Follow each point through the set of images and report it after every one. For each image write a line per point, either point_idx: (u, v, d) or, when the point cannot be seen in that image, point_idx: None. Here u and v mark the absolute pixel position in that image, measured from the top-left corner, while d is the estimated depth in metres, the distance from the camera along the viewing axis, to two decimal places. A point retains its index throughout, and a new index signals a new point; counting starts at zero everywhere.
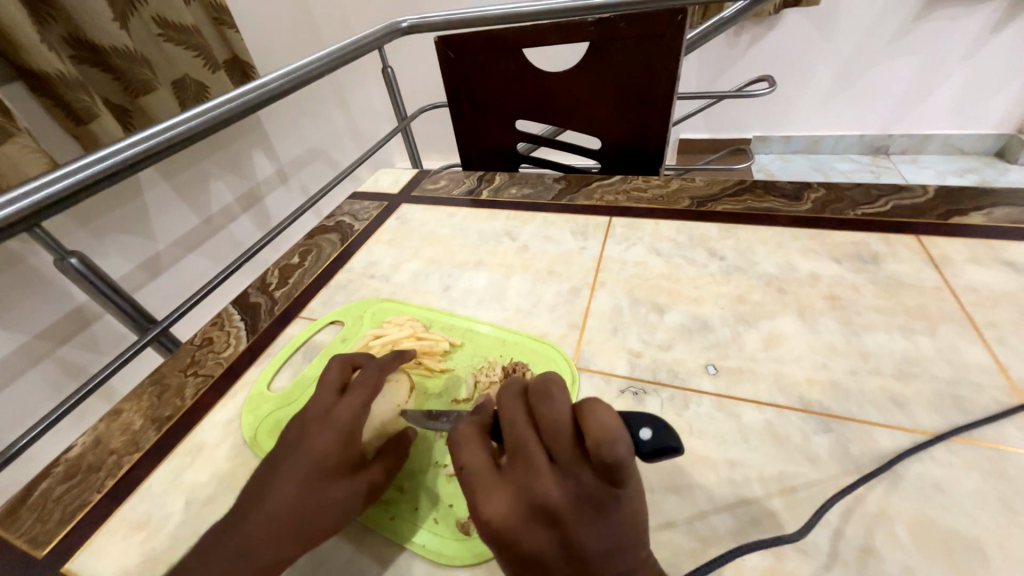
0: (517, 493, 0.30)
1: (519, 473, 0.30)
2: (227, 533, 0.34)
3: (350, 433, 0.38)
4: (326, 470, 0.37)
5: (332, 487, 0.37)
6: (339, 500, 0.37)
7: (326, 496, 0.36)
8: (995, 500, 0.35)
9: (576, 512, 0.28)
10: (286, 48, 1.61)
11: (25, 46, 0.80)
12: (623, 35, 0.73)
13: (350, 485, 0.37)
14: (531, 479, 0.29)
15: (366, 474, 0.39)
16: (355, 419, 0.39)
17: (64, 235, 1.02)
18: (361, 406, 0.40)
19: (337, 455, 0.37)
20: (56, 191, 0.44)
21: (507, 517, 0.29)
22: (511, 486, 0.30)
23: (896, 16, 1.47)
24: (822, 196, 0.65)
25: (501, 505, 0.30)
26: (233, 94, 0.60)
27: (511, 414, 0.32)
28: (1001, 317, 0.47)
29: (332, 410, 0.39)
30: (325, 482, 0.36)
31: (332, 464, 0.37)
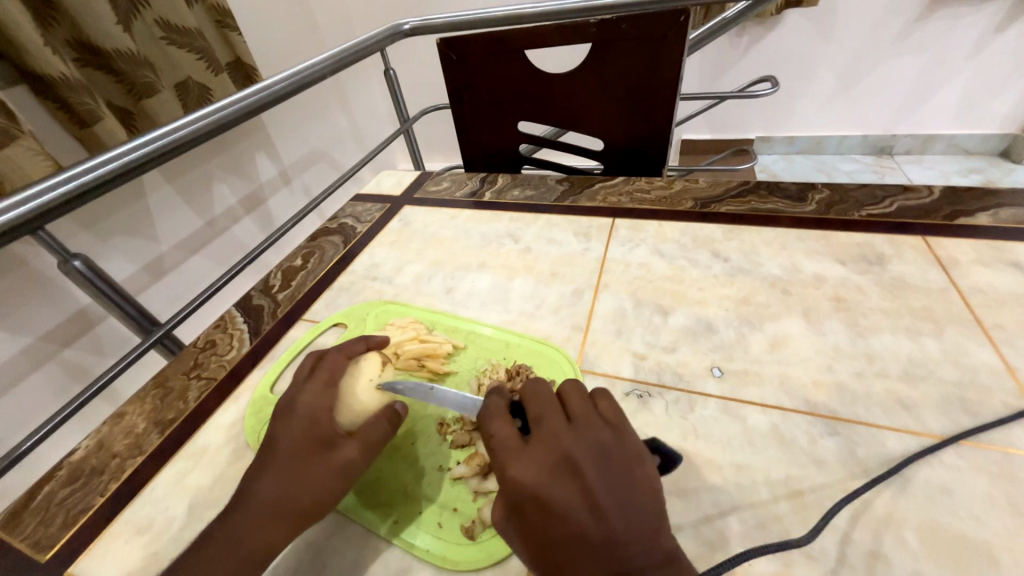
0: (545, 450, 0.33)
1: (547, 434, 0.34)
2: (216, 524, 0.36)
3: (314, 416, 0.39)
4: (295, 453, 0.37)
5: (302, 470, 0.36)
6: (314, 480, 0.36)
7: (300, 479, 0.36)
8: (1004, 503, 0.34)
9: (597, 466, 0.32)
10: (288, 51, 1.61)
11: (29, 50, 0.80)
12: (625, 36, 0.72)
13: (321, 465, 0.37)
14: (558, 436, 0.34)
15: (338, 453, 0.38)
16: (318, 402, 0.40)
17: (68, 238, 1.02)
18: (323, 389, 0.41)
19: (304, 438, 0.38)
20: (57, 195, 0.44)
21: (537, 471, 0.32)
22: (539, 445, 0.34)
23: (900, 16, 1.46)
24: (826, 197, 0.65)
25: (531, 461, 0.33)
26: (236, 97, 0.60)
27: (535, 392, 0.38)
28: (1008, 319, 0.47)
29: (298, 398, 0.40)
30: (295, 465, 0.37)
31: (300, 447, 0.37)
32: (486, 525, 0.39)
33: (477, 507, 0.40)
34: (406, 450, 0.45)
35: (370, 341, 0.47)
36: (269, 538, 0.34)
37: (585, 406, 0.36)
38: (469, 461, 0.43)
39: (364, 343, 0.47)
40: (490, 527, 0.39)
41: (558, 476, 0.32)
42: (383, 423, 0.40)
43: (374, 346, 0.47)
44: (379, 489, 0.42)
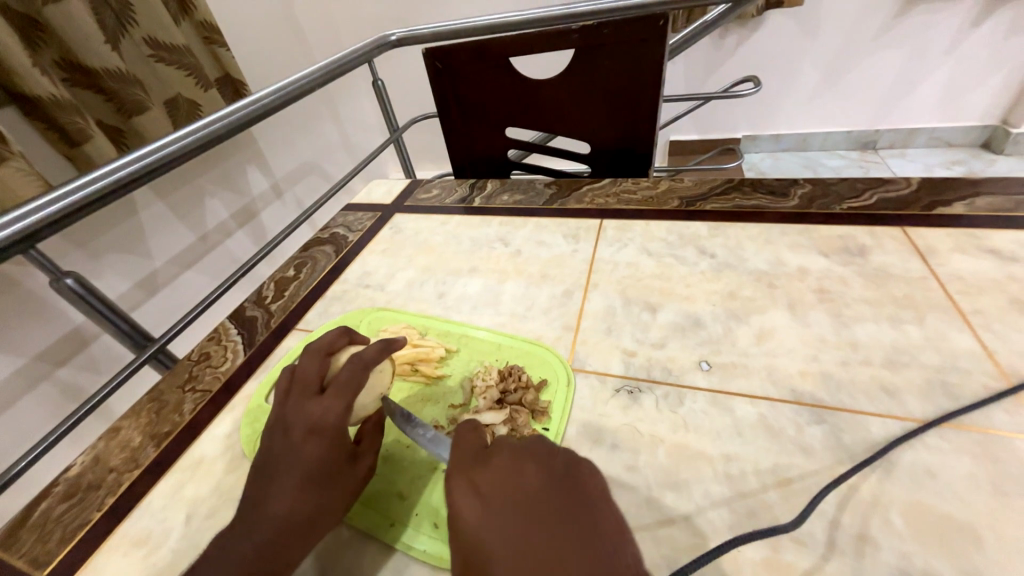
0: (494, 475, 0.32)
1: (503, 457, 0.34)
2: (230, 537, 0.35)
3: (337, 433, 0.39)
4: (322, 470, 0.37)
5: (332, 484, 0.38)
6: (339, 490, 0.38)
7: (329, 492, 0.37)
8: (986, 483, 0.35)
9: (546, 496, 0.30)
10: (277, 64, 1.62)
11: (18, 71, 0.81)
12: (607, 41, 0.74)
13: (348, 479, 0.39)
14: (513, 460, 0.33)
15: (361, 464, 0.40)
16: (342, 419, 0.39)
17: (60, 256, 1.02)
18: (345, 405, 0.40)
19: (331, 454, 0.38)
20: (52, 213, 0.45)
21: (478, 495, 0.31)
22: (491, 467, 0.33)
23: (877, 14, 1.50)
24: (808, 192, 0.66)
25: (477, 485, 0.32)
26: (227, 112, 0.61)
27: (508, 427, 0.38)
28: (986, 304, 0.48)
29: (319, 413, 0.39)
30: (325, 480, 0.37)
31: (328, 463, 0.38)
32: None
33: None
34: (401, 453, 0.45)
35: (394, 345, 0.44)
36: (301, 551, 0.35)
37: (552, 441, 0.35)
38: None
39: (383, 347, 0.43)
40: None
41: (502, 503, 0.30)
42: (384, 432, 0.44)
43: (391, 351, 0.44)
44: (375, 491, 0.43)
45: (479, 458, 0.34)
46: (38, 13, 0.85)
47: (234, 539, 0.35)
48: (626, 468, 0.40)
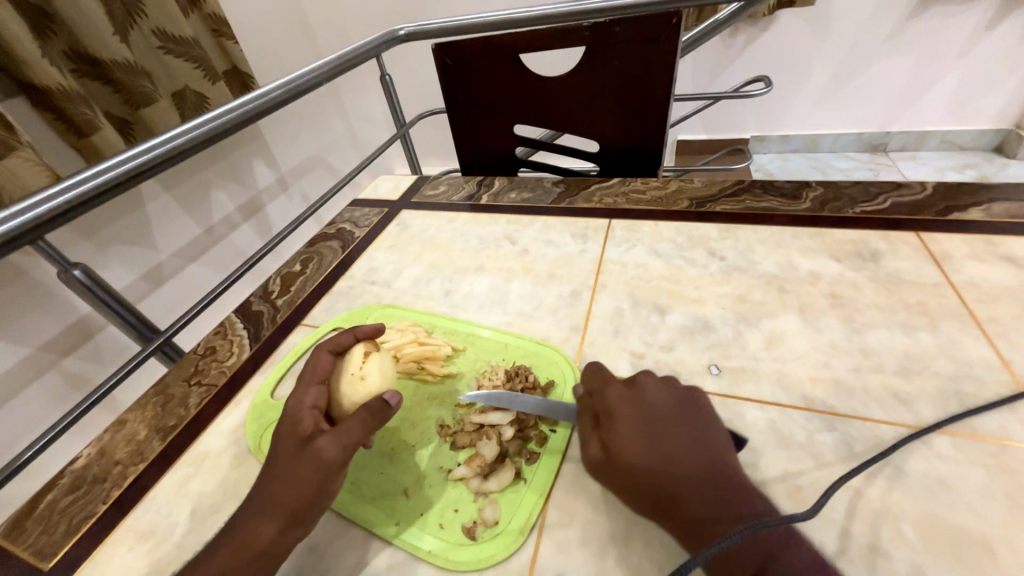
0: (639, 396, 0.39)
1: (646, 384, 0.40)
2: (227, 531, 0.36)
3: (296, 417, 0.39)
4: (280, 449, 0.37)
5: (286, 464, 0.36)
6: (293, 472, 0.36)
7: (282, 475, 0.36)
8: (999, 494, 0.35)
9: (679, 421, 0.37)
10: (283, 58, 1.62)
11: (27, 61, 0.81)
12: (617, 39, 0.73)
13: (300, 460, 0.36)
14: (653, 388, 0.40)
15: (315, 445, 0.36)
16: (301, 403, 0.40)
17: (67, 247, 1.02)
18: (309, 389, 0.41)
19: (287, 434, 0.38)
20: (63, 203, 0.45)
21: (629, 408, 0.38)
22: (636, 391, 0.39)
23: (891, 14, 1.48)
24: (820, 194, 0.65)
25: (628, 402, 0.39)
26: (236, 104, 0.61)
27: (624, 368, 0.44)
28: (1002, 312, 0.47)
29: (287, 401, 0.40)
30: (281, 461, 0.36)
31: (283, 445, 0.37)
32: (488, 524, 0.39)
33: (478, 507, 0.40)
34: (407, 452, 0.45)
35: (359, 333, 0.46)
36: (263, 528, 0.35)
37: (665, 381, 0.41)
38: (469, 462, 0.43)
39: (351, 336, 0.45)
40: (492, 527, 0.39)
41: (645, 417, 0.37)
42: (360, 416, 0.37)
43: (363, 338, 0.46)
44: (383, 490, 0.42)
45: (625, 384, 0.41)
46: (47, 3, 0.85)
47: (236, 526, 0.36)
48: None
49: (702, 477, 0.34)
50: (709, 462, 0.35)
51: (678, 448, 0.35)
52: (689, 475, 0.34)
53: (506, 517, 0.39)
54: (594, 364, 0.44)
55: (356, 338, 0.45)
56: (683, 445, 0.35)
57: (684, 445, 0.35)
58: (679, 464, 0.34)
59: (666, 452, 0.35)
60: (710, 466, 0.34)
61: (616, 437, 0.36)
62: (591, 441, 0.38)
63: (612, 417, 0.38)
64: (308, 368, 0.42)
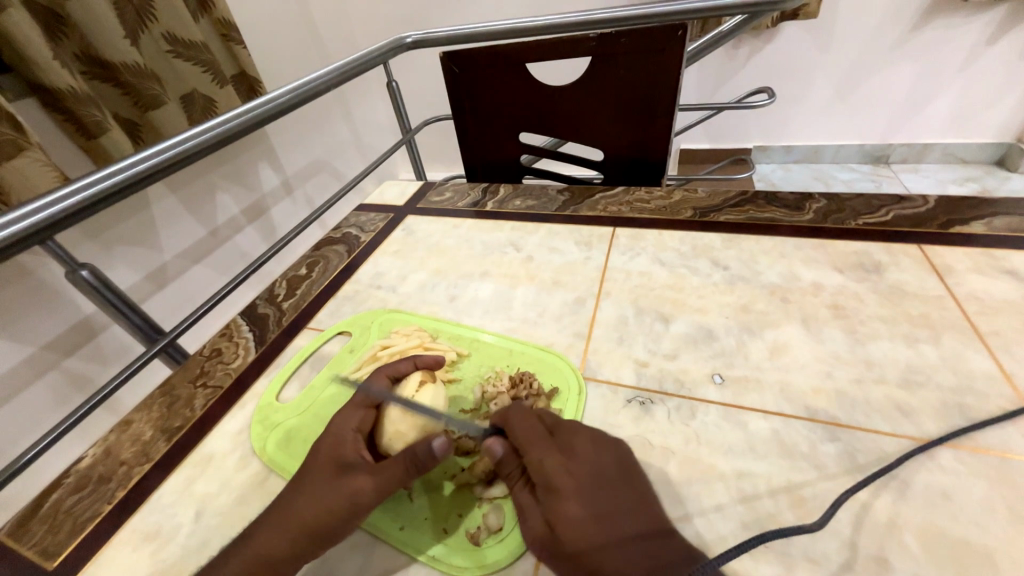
0: (574, 464, 0.38)
1: (577, 443, 0.39)
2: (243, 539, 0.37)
3: (343, 442, 0.39)
4: (317, 471, 0.38)
5: (319, 487, 0.37)
6: (326, 499, 0.36)
7: (314, 496, 0.37)
8: (1002, 508, 0.35)
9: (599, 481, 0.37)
10: (291, 63, 1.64)
11: (38, 63, 0.82)
12: (624, 49, 0.75)
13: (335, 486, 0.37)
14: (586, 448, 0.39)
15: (354, 477, 0.37)
16: (350, 429, 0.40)
17: (74, 247, 1.03)
18: (358, 410, 0.42)
19: (329, 454, 0.39)
20: (75, 203, 0.46)
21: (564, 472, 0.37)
22: (569, 457, 0.38)
23: (893, 28, 1.49)
24: (823, 206, 0.66)
25: (564, 473, 0.37)
26: (244, 109, 0.62)
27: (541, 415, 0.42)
28: (1004, 325, 0.47)
29: (336, 416, 0.42)
30: (315, 480, 0.38)
31: (322, 462, 0.39)
32: (491, 530, 0.39)
33: (482, 513, 0.40)
34: None
35: (418, 361, 0.47)
36: (274, 545, 0.35)
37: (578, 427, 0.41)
38: (473, 468, 0.43)
39: (411, 362, 0.46)
40: (495, 533, 0.39)
41: (583, 485, 0.37)
42: (403, 459, 0.37)
43: (421, 367, 0.47)
44: (386, 495, 0.42)
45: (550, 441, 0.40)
46: (60, 6, 0.86)
47: (252, 532, 0.37)
48: None
49: (641, 533, 0.34)
50: (643, 516, 0.35)
51: (614, 511, 0.35)
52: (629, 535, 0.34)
53: (509, 523, 0.39)
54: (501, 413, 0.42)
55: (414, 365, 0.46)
56: (619, 506, 0.36)
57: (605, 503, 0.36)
58: (616, 528, 0.34)
59: (603, 514, 0.35)
60: (647, 522, 0.35)
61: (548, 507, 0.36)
62: (532, 515, 0.37)
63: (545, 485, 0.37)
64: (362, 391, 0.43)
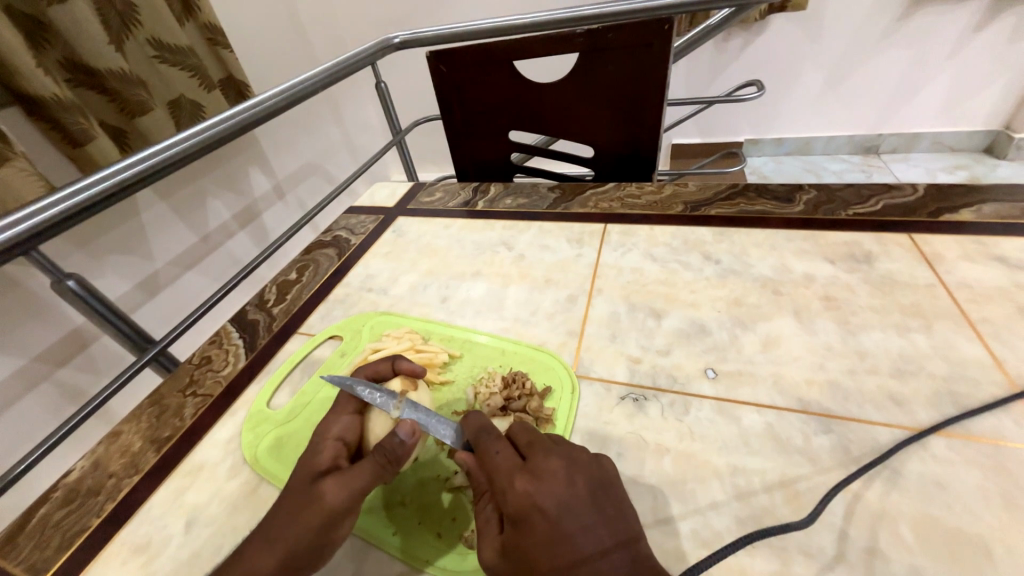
0: (541, 492, 0.32)
1: (548, 464, 0.34)
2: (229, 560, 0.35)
3: (319, 451, 0.38)
4: (294, 483, 0.37)
5: (293, 500, 0.36)
6: (299, 510, 0.35)
7: (289, 510, 0.35)
8: (996, 495, 0.35)
9: (577, 506, 0.32)
10: (279, 65, 1.62)
11: (22, 71, 0.81)
12: (611, 45, 0.74)
13: (307, 496, 0.35)
14: (558, 471, 0.33)
15: (323, 484, 0.36)
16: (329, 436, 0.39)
17: (62, 256, 1.02)
18: (340, 419, 0.41)
19: (306, 465, 0.38)
20: (57, 214, 0.45)
21: (535, 497, 0.32)
22: (542, 475, 0.33)
23: (881, 17, 1.49)
24: (813, 197, 0.66)
25: (528, 500, 0.32)
26: (231, 113, 0.61)
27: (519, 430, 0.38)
28: (994, 312, 0.48)
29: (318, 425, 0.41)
30: (293, 494, 0.36)
31: (299, 475, 0.37)
32: None
33: None
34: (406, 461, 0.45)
35: (398, 366, 0.46)
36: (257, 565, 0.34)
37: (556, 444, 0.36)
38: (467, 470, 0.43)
39: (389, 366, 0.47)
40: None
41: (555, 509, 0.31)
42: (371, 458, 0.37)
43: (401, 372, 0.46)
44: (380, 502, 0.42)
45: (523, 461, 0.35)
46: (42, 13, 0.85)
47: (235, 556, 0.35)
48: (631, 477, 0.40)
49: (608, 554, 0.30)
50: (611, 534, 0.31)
51: (580, 536, 0.31)
52: (593, 556, 0.30)
53: None
54: (477, 421, 0.38)
55: (393, 370, 0.46)
56: (587, 529, 0.31)
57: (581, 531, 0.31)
58: (581, 549, 0.30)
59: (567, 539, 0.30)
60: (616, 539, 0.31)
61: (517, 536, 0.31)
62: (488, 539, 0.34)
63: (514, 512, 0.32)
64: (342, 398, 0.43)
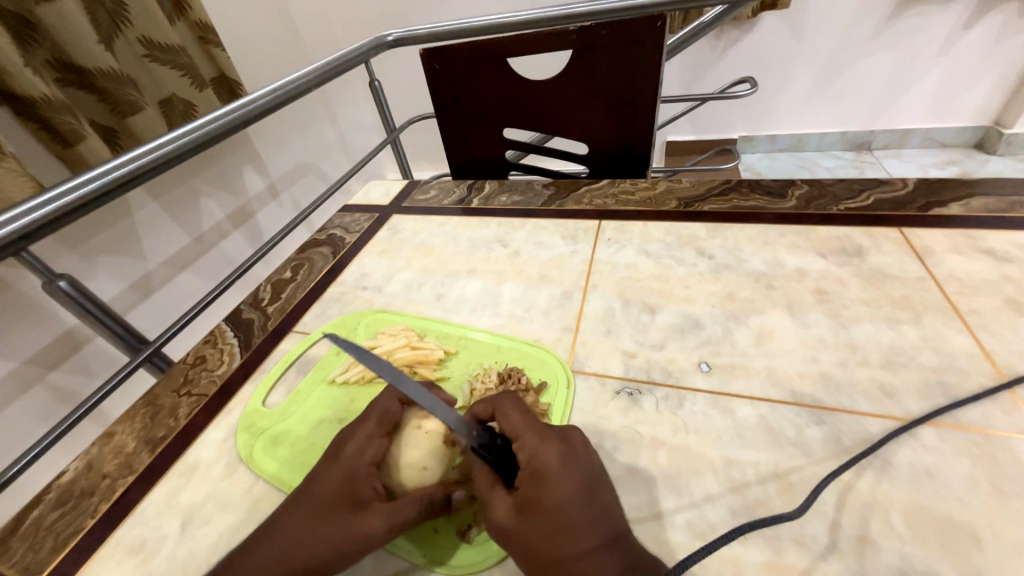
0: (548, 481, 0.33)
1: (551, 449, 0.34)
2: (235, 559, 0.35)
3: (357, 475, 0.37)
4: (323, 504, 0.36)
5: (324, 521, 0.35)
6: (336, 537, 0.34)
7: (319, 531, 0.35)
8: (984, 483, 0.35)
9: (580, 487, 0.33)
10: (271, 64, 1.61)
11: (9, 70, 0.80)
12: (604, 42, 0.74)
13: (344, 526, 0.35)
14: (562, 455, 0.34)
15: (366, 517, 0.35)
16: (365, 461, 0.38)
17: (53, 258, 1.01)
18: (375, 441, 0.39)
19: (341, 491, 0.36)
20: (44, 215, 0.44)
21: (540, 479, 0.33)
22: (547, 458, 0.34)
23: (872, 15, 1.51)
24: (805, 192, 0.66)
25: (535, 488, 0.33)
26: (222, 112, 0.60)
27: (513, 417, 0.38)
28: (983, 304, 0.48)
29: (347, 440, 0.39)
30: (323, 518, 0.35)
31: (332, 501, 0.36)
32: (482, 527, 0.39)
33: (472, 510, 0.40)
34: None
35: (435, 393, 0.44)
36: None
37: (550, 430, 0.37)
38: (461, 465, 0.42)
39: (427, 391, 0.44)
40: (485, 530, 0.39)
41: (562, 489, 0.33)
42: (422, 504, 0.37)
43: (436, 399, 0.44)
44: None
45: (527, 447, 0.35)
46: (30, 12, 0.84)
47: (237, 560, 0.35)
48: (626, 471, 0.40)
49: (607, 546, 0.31)
50: (608, 524, 0.32)
51: (583, 525, 0.31)
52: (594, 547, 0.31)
53: None
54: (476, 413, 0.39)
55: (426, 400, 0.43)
56: (588, 521, 0.31)
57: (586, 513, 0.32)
58: (587, 531, 0.31)
59: (569, 530, 0.31)
60: (612, 532, 0.32)
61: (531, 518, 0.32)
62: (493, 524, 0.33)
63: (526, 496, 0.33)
64: (380, 416, 0.40)
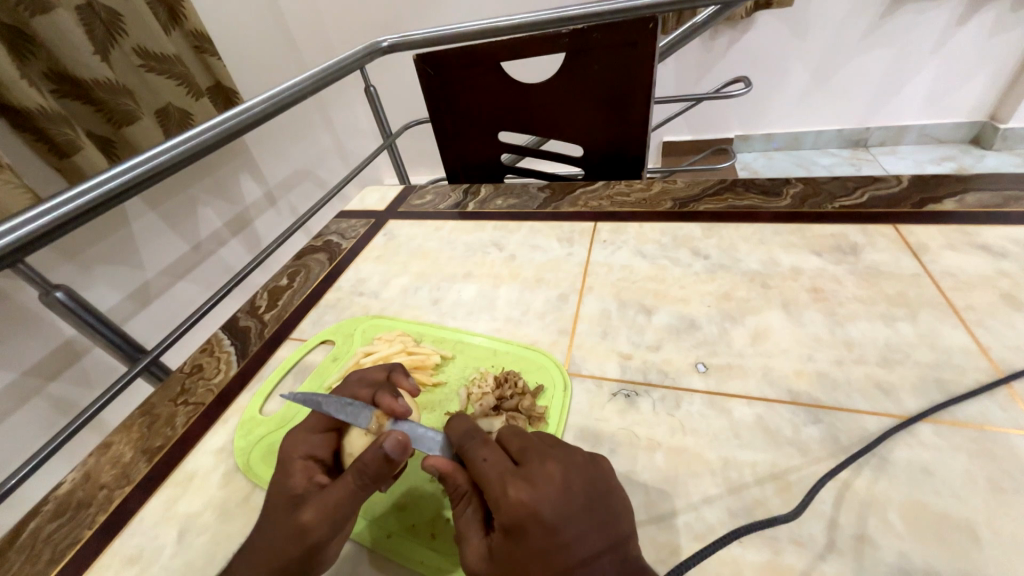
0: (534, 511, 0.31)
1: (543, 469, 0.33)
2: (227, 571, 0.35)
3: (297, 469, 0.37)
4: (271, 509, 0.36)
5: (275, 523, 0.35)
6: (280, 534, 0.34)
7: (273, 533, 0.34)
8: (982, 480, 0.35)
9: (571, 514, 0.31)
10: (266, 72, 1.62)
11: (7, 84, 0.80)
12: (597, 44, 0.74)
13: (285, 522, 0.34)
14: (555, 477, 0.32)
15: (302, 510, 0.34)
16: (303, 454, 0.38)
17: (50, 269, 1.01)
18: (313, 436, 0.39)
19: (281, 489, 0.36)
20: (43, 225, 0.44)
21: (527, 507, 0.31)
22: (535, 480, 0.32)
23: (865, 13, 1.51)
24: (800, 190, 0.67)
25: (517, 521, 0.31)
26: (217, 120, 0.60)
27: (511, 436, 0.37)
28: (979, 300, 0.48)
29: (289, 438, 0.40)
30: (271, 519, 0.35)
31: (276, 501, 0.36)
32: None
33: None
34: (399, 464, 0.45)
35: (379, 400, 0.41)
36: None
37: (547, 448, 0.35)
38: None
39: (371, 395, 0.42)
40: None
41: (547, 519, 0.31)
42: (347, 478, 0.34)
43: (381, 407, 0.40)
44: (376, 506, 0.42)
45: (516, 470, 0.34)
46: (25, 24, 0.84)
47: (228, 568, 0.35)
48: (623, 473, 0.40)
49: (597, 564, 0.30)
50: (599, 541, 0.31)
51: (569, 546, 0.30)
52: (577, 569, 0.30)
53: None
54: (465, 421, 0.38)
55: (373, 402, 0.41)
56: (579, 542, 0.30)
57: (572, 541, 0.30)
58: (574, 560, 0.30)
59: (552, 559, 0.30)
60: (603, 546, 0.30)
61: (508, 543, 0.31)
62: (473, 541, 0.33)
63: (507, 522, 0.31)
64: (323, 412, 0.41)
